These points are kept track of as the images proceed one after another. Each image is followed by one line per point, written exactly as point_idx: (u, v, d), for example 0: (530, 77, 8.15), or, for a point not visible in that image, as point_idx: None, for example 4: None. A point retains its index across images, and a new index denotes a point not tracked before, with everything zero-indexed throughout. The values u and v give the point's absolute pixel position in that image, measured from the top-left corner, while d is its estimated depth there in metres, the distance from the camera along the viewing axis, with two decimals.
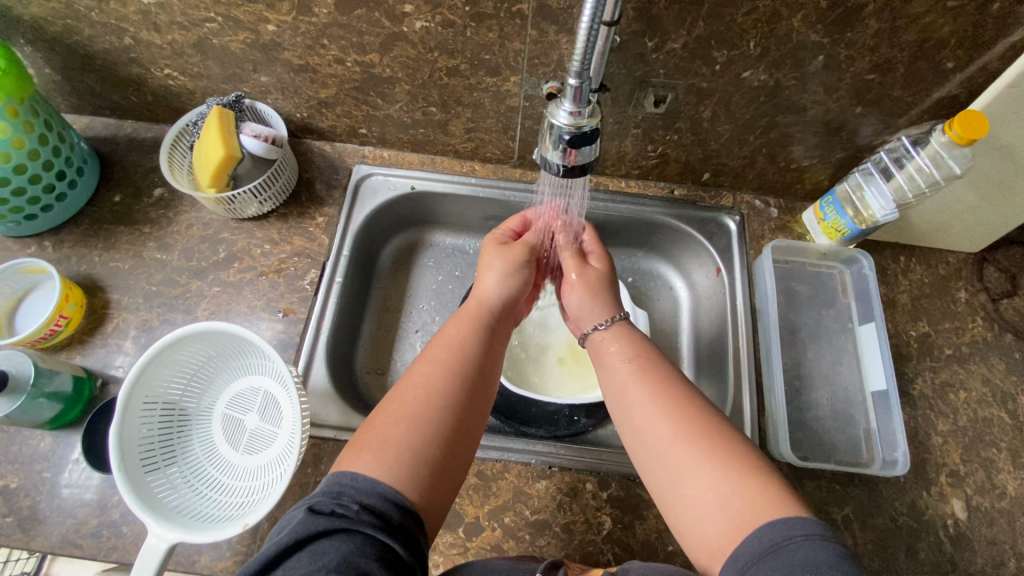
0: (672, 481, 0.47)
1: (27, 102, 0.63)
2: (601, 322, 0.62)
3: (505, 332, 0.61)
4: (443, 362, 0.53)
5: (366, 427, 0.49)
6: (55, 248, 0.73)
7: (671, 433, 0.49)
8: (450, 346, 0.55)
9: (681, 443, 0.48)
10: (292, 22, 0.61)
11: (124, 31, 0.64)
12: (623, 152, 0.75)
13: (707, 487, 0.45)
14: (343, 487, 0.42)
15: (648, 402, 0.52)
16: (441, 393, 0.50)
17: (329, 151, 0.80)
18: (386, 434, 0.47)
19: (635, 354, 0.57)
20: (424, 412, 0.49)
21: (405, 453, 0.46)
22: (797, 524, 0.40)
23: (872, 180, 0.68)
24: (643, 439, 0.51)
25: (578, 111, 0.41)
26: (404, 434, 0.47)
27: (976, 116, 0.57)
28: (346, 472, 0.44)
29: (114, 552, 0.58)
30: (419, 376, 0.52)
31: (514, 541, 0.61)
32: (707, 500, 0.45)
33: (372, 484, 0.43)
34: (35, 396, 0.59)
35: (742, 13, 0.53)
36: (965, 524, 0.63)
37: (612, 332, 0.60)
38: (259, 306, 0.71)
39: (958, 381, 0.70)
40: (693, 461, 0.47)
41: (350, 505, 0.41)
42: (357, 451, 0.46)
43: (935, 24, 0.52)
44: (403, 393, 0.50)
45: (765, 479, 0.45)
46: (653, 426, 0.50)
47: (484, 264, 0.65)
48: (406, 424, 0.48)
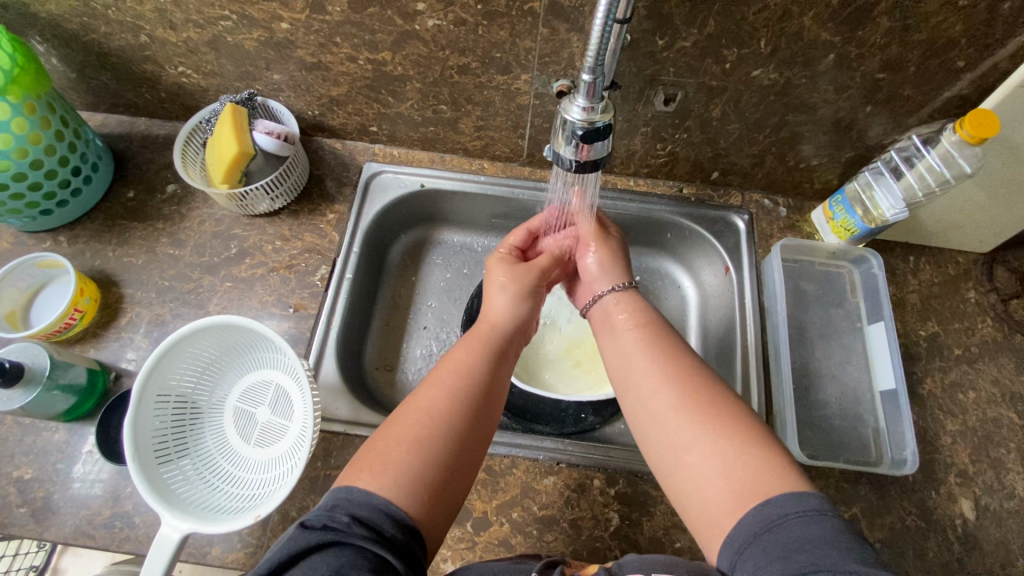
0: (674, 452, 0.47)
1: (44, 98, 0.64)
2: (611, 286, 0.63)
3: (515, 352, 0.60)
4: (449, 388, 0.52)
5: (369, 446, 0.49)
6: (69, 243, 0.74)
7: (677, 402, 0.49)
8: (457, 371, 0.54)
9: (686, 412, 0.48)
10: (306, 20, 0.61)
11: (140, 29, 0.65)
12: (632, 151, 0.75)
13: (710, 455, 0.45)
14: (338, 500, 0.44)
15: (654, 372, 0.52)
16: (445, 419, 0.50)
17: (340, 149, 0.81)
18: (387, 458, 0.47)
19: (639, 321, 0.58)
20: (427, 440, 0.48)
21: (403, 475, 0.46)
22: (797, 500, 0.41)
23: (882, 179, 0.68)
24: (647, 409, 0.51)
25: (591, 107, 0.41)
26: (404, 458, 0.47)
27: (987, 115, 0.57)
28: (343, 487, 0.45)
29: (127, 542, 0.59)
30: (423, 402, 0.51)
31: (522, 537, 0.61)
32: (711, 470, 0.45)
33: (366, 497, 0.44)
34: (51, 388, 0.60)
35: (753, 11, 0.53)
36: (974, 524, 0.63)
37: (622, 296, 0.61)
38: (270, 302, 0.72)
39: (968, 381, 0.70)
40: (697, 431, 0.47)
41: (342, 518, 0.42)
42: (357, 469, 0.47)
43: (946, 23, 0.52)
44: (408, 417, 0.50)
45: (767, 449, 0.45)
46: (658, 394, 0.50)
47: (491, 284, 0.65)
48: (407, 450, 0.47)
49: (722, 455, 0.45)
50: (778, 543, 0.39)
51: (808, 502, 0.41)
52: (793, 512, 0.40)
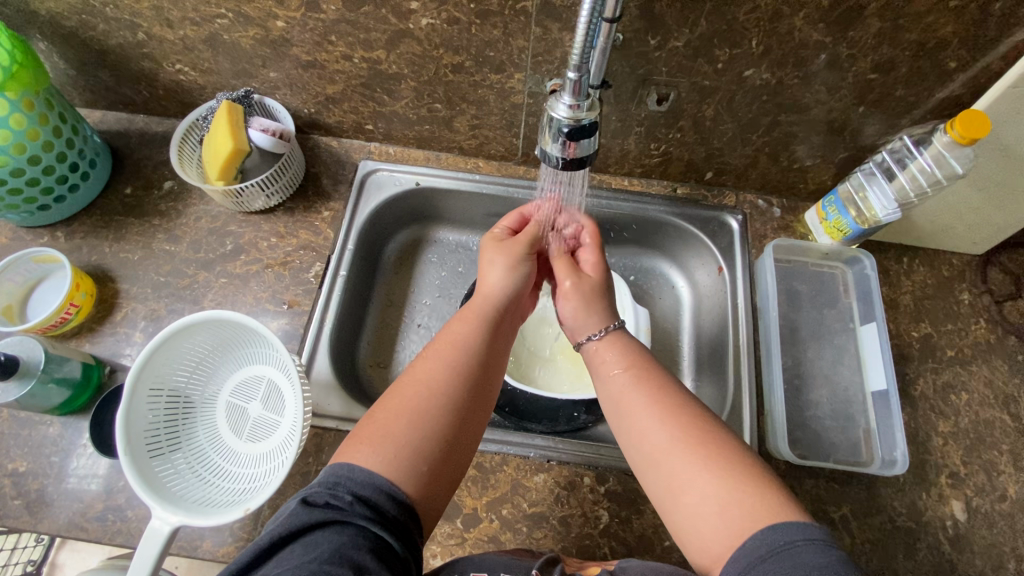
0: (671, 492, 0.48)
1: (43, 95, 0.65)
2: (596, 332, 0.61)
3: (510, 326, 0.61)
4: (446, 360, 0.53)
5: (367, 420, 0.50)
6: (67, 239, 0.75)
7: (670, 440, 0.49)
8: (454, 345, 0.55)
9: (679, 449, 0.48)
10: (301, 19, 0.62)
11: (137, 27, 0.65)
12: (626, 151, 0.75)
13: (707, 494, 0.45)
14: (340, 477, 0.44)
15: (646, 410, 0.52)
16: (444, 388, 0.51)
17: (336, 147, 0.82)
18: (386, 429, 0.48)
19: (628, 360, 0.57)
20: (426, 409, 0.49)
21: (403, 445, 0.47)
22: (799, 529, 0.41)
23: (875, 179, 0.69)
24: (640, 446, 0.51)
25: (577, 105, 0.41)
26: (404, 430, 0.48)
27: (977, 116, 0.57)
28: (344, 463, 0.45)
29: (119, 535, 0.60)
30: (421, 374, 0.52)
31: (511, 533, 0.61)
32: (707, 508, 0.45)
33: (368, 476, 0.44)
34: (45, 381, 0.61)
35: (744, 11, 0.54)
36: (964, 526, 0.63)
37: (605, 342, 0.60)
38: (265, 298, 0.72)
39: (960, 382, 0.70)
40: (690, 470, 0.47)
41: (344, 497, 0.42)
42: (357, 443, 0.47)
43: (937, 24, 0.53)
44: (406, 389, 0.51)
45: (761, 484, 0.45)
46: (651, 433, 0.50)
47: (485, 262, 0.64)
48: (406, 419, 0.48)
49: (718, 492, 0.45)
50: (781, 565, 0.39)
51: None
52: (799, 539, 0.40)
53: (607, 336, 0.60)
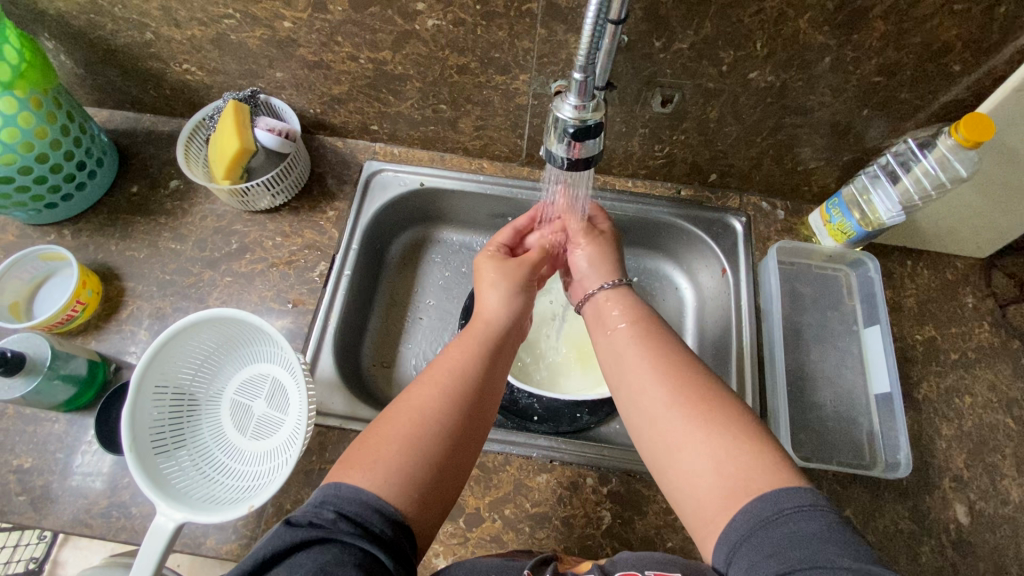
0: (666, 450, 0.48)
1: (50, 93, 0.65)
2: (603, 284, 0.64)
3: (509, 352, 0.60)
4: (440, 389, 0.52)
5: (359, 444, 0.49)
6: (73, 237, 0.75)
7: (667, 396, 0.50)
8: (449, 372, 0.54)
9: (675, 406, 0.49)
10: (308, 19, 0.62)
11: (145, 27, 0.66)
12: (630, 152, 0.76)
13: (702, 450, 0.45)
14: (326, 495, 0.44)
15: (644, 367, 0.53)
16: (437, 418, 0.50)
17: (341, 147, 0.82)
18: (378, 455, 0.47)
19: (633, 317, 0.58)
20: (419, 436, 0.49)
21: (394, 471, 0.46)
22: (788, 497, 0.40)
23: (879, 182, 0.69)
24: (637, 403, 0.51)
25: (582, 105, 0.42)
26: (393, 457, 0.47)
27: (982, 119, 0.57)
28: (332, 482, 0.45)
29: (123, 532, 0.60)
30: (414, 402, 0.51)
31: (514, 533, 0.61)
32: (702, 465, 0.45)
33: (355, 493, 0.44)
34: (51, 377, 0.61)
35: (749, 13, 0.54)
36: (967, 529, 0.62)
37: (614, 292, 0.63)
38: (269, 297, 0.72)
39: (964, 386, 0.70)
40: (687, 426, 0.47)
41: (328, 515, 0.42)
42: (347, 467, 0.47)
43: (942, 27, 0.53)
44: (398, 417, 0.50)
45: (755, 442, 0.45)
46: (648, 389, 0.51)
47: (484, 282, 0.64)
48: (398, 447, 0.48)
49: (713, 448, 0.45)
50: (772, 540, 0.39)
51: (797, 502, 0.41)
52: (788, 507, 0.40)
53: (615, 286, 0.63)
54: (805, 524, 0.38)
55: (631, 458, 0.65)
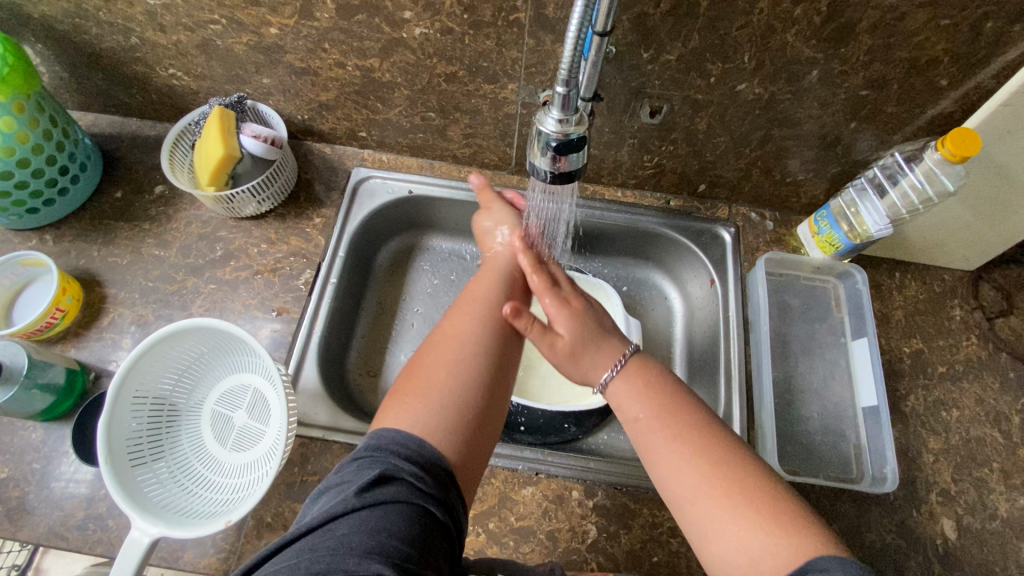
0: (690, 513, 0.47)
1: (33, 98, 0.65)
2: (611, 367, 0.55)
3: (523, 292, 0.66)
4: (473, 316, 0.57)
5: (407, 374, 0.53)
6: (55, 242, 0.74)
7: (698, 471, 0.47)
8: (478, 302, 0.60)
9: (701, 469, 0.47)
10: (295, 26, 0.62)
11: (130, 31, 0.65)
12: (619, 161, 0.75)
13: (730, 526, 0.44)
14: (413, 448, 0.45)
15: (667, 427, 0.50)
16: (475, 340, 0.54)
17: (329, 154, 0.81)
18: (429, 380, 0.51)
19: (650, 389, 0.53)
20: (464, 358, 0.53)
21: (447, 393, 0.49)
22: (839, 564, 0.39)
23: (866, 196, 0.69)
24: (658, 464, 0.50)
25: (565, 119, 0.41)
26: (446, 377, 0.51)
27: (968, 134, 0.57)
28: (412, 435, 0.46)
29: (100, 545, 0.59)
30: (453, 329, 0.56)
31: (498, 548, 0.61)
32: (727, 531, 0.44)
33: (435, 453, 0.45)
34: (28, 386, 0.60)
35: (737, 26, 0.54)
36: (955, 544, 0.62)
37: (627, 373, 0.55)
38: (254, 305, 0.72)
39: (951, 399, 0.69)
40: (712, 495, 0.46)
41: (422, 476, 0.43)
42: (401, 397, 0.50)
43: (929, 41, 0.53)
44: (441, 345, 0.54)
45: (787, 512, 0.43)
46: (672, 457, 0.49)
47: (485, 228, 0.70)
48: (446, 369, 0.51)
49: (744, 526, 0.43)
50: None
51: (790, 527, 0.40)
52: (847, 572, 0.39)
53: (630, 363, 0.55)
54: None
55: (617, 470, 0.64)
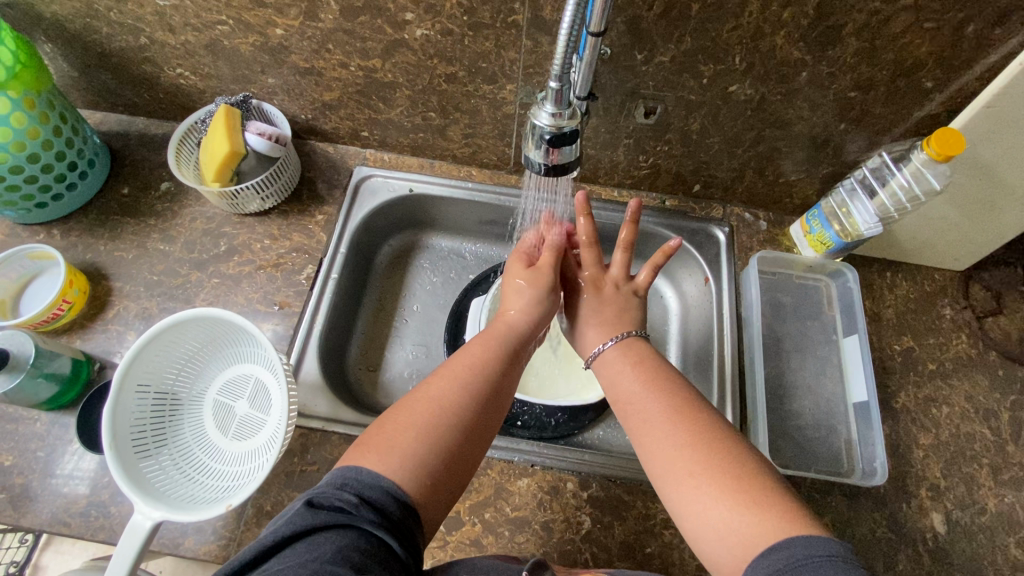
0: (674, 488, 0.48)
1: (44, 95, 0.66)
2: (609, 339, 0.61)
3: (524, 356, 0.61)
4: (461, 380, 0.54)
5: (375, 430, 0.50)
6: (63, 236, 0.75)
7: (680, 444, 0.50)
8: (470, 366, 0.55)
9: (685, 437, 0.50)
10: (300, 27, 0.63)
11: (140, 31, 0.67)
12: (616, 162, 0.77)
13: (713, 501, 0.46)
14: (347, 478, 0.45)
15: (654, 399, 0.54)
16: (455, 409, 0.52)
17: (332, 153, 0.83)
18: (394, 441, 0.49)
19: (637, 359, 0.58)
20: (434, 429, 0.50)
21: (409, 461, 0.47)
22: (818, 544, 0.40)
23: (856, 195, 0.70)
24: (649, 441, 0.52)
25: (559, 113, 0.43)
26: (411, 444, 0.48)
27: (952, 134, 0.58)
28: (352, 466, 0.46)
29: (102, 531, 0.60)
30: (436, 391, 0.53)
31: (493, 537, 0.62)
32: (707, 499, 0.46)
33: (376, 478, 0.45)
34: (34, 375, 0.61)
35: (727, 28, 0.56)
36: (944, 538, 0.63)
37: (620, 347, 0.60)
38: (256, 299, 0.73)
39: (942, 396, 0.70)
40: (693, 464, 0.48)
41: (350, 499, 0.43)
42: (365, 451, 0.48)
43: (913, 44, 0.54)
44: (416, 405, 0.52)
45: (766, 482, 0.46)
46: (662, 430, 0.51)
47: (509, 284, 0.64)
48: (415, 436, 0.49)
49: (723, 501, 0.45)
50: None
51: None
52: (818, 553, 0.40)
53: (625, 343, 0.60)
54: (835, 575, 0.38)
55: (612, 463, 0.66)
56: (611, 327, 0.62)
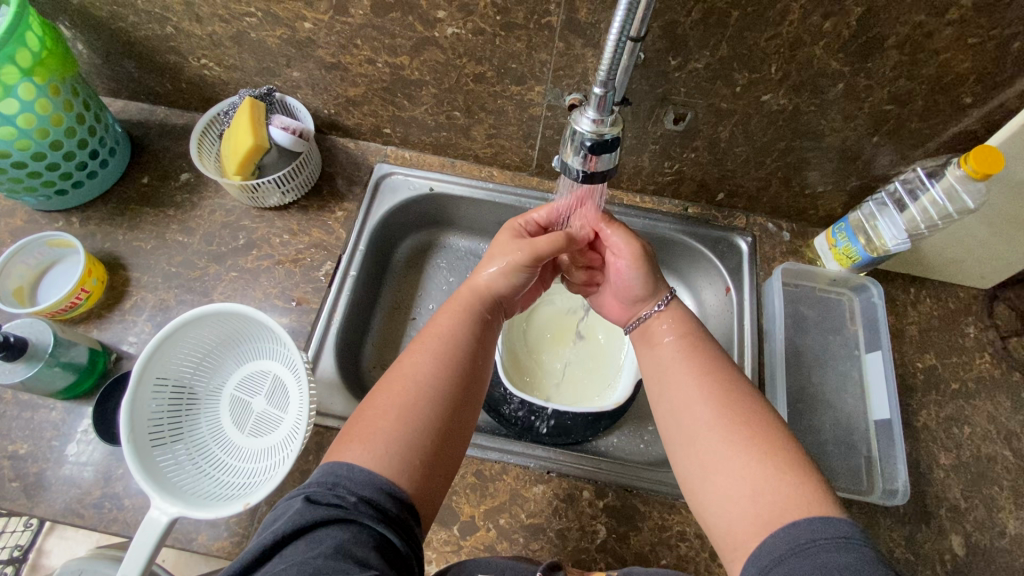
0: (688, 448, 0.50)
1: (68, 82, 0.66)
2: (656, 302, 0.61)
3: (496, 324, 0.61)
4: (432, 352, 0.54)
5: (356, 418, 0.50)
6: (81, 224, 0.75)
7: (707, 407, 0.50)
8: (441, 337, 0.55)
9: (724, 429, 0.48)
10: (329, 21, 0.63)
11: (167, 21, 0.67)
12: (640, 167, 0.76)
13: (736, 463, 0.46)
14: (339, 476, 0.44)
15: (693, 382, 0.52)
16: (430, 381, 0.51)
17: (353, 149, 0.82)
18: (375, 425, 0.48)
19: (681, 330, 0.58)
20: (413, 403, 0.50)
21: (393, 440, 0.47)
22: (829, 526, 0.40)
23: (886, 210, 0.69)
24: (675, 395, 0.53)
25: (601, 120, 0.42)
26: (392, 424, 0.48)
27: (992, 151, 0.57)
28: (342, 463, 0.45)
29: (115, 524, 0.59)
30: (410, 366, 0.52)
31: (508, 543, 0.61)
32: (738, 490, 0.45)
33: (368, 475, 0.44)
34: (51, 364, 0.61)
35: (765, 37, 0.55)
36: (963, 560, 0.62)
37: (668, 312, 0.60)
38: (274, 294, 0.73)
39: (963, 416, 0.70)
40: (712, 420, 0.49)
41: (347, 496, 0.42)
42: (348, 441, 0.48)
43: (955, 59, 0.53)
44: (394, 384, 0.51)
45: (810, 482, 0.43)
46: (685, 388, 0.53)
47: (490, 256, 0.62)
48: (395, 415, 0.49)
49: (744, 457, 0.46)
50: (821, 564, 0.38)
51: (841, 531, 0.39)
52: (821, 536, 0.39)
53: (669, 306, 0.60)
54: (838, 556, 0.38)
55: (629, 472, 0.65)
56: (650, 285, 0.61)
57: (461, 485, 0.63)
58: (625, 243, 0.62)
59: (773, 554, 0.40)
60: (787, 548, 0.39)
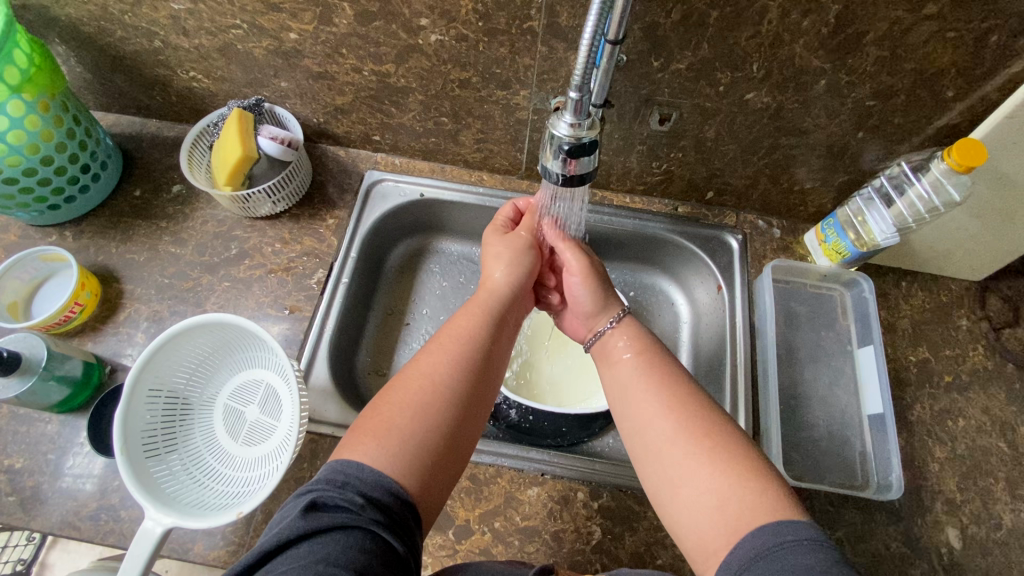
0: (654, 461, 0.50)
1: (58, 98, 0.66)
2: (609, 321, 0.63)
3: (513, 325, 0.62)
4: (452, 353, 0.54)
5: (370, 413, 0.50)
6: (75, 238, 0.76)
7: (668, 421, 0.50)
8: (459, 337, 0.56)
9: (688, 442, 0.48)
10: (314, 31, 0.63)
11: (154, 35, 0.67)
12: (628, 168, 0.76)
13: (701, 475, 0.46)
14: (348, 477, 0.44)
15: (653, 396, 0.53)
16: (448, 379, 0.52)
17: (343, 156, 0.83)
18: (390, 422, 0.48)
19: (639, 347, 0.58)
20: (429, 401, 0.50)
21: (408, 439, 0.47)
22: (790, 529, 0.40)
23: (873, 205, 0.69)
24: (636, 411, 0.53)
25: (578, 123, 0.42)
26: (408, 422, 0.48)
27: (974, 145, 0.58)
28: (352, 463, 0.45)
29: (111, 535, 0.60)
30: (429, 365, 0.53)
31: (503, 547, 0.61)
32: (706, 503, 0.45)
33: (377, 476, 0.44)
34: (46, 378, 0.61)
35: (745, 36, 0.55)
36: (960, 553, 0.62)
37: (621, 330, 0.61)
38: (267, 303, 0.73)
39: (957, 409, 0.69)
40: (674, 432, 0.49)
41: (354, 498, 0.42)
42: (362, 436, 0.48)
43: (934, 54, 0.53)
44: (412, 381, 0.51)
45: (774, 490, 0.44)
46: (646, 402, 0.53)
47: (489, 259, 0.66)
48: (411, 413, 0.49)
49: (709, 468, 0.46)
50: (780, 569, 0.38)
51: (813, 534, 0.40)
52: (792, 539, 0.39)
53: (620, 323, 0.62)
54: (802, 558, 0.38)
55: (623, 472, 0.65)
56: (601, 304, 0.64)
57: (456, 489, 0.64)
58: (578, 263, 0.65)
59: (743, 561, 0.40)
60: (754, 555, 0.40)
